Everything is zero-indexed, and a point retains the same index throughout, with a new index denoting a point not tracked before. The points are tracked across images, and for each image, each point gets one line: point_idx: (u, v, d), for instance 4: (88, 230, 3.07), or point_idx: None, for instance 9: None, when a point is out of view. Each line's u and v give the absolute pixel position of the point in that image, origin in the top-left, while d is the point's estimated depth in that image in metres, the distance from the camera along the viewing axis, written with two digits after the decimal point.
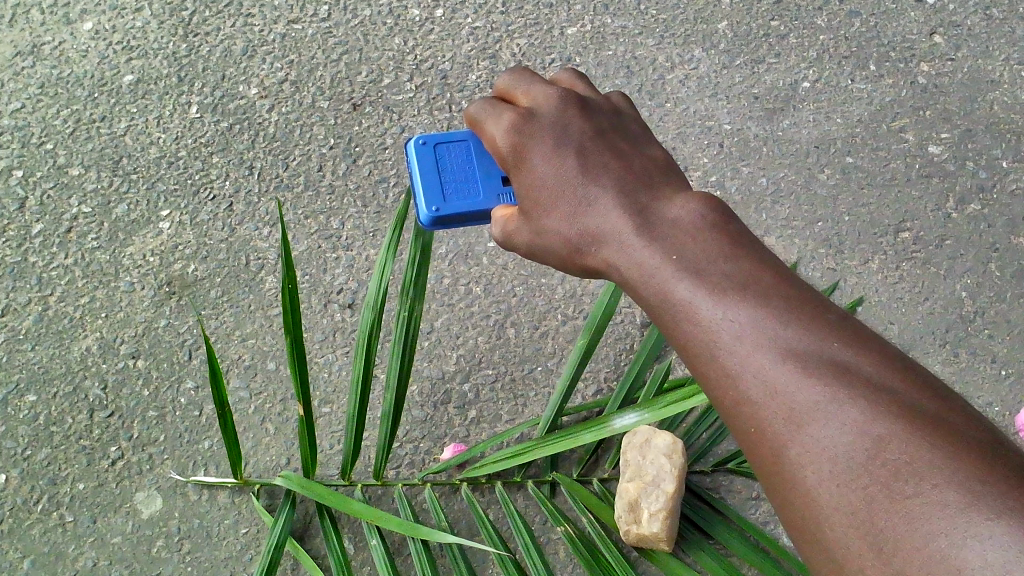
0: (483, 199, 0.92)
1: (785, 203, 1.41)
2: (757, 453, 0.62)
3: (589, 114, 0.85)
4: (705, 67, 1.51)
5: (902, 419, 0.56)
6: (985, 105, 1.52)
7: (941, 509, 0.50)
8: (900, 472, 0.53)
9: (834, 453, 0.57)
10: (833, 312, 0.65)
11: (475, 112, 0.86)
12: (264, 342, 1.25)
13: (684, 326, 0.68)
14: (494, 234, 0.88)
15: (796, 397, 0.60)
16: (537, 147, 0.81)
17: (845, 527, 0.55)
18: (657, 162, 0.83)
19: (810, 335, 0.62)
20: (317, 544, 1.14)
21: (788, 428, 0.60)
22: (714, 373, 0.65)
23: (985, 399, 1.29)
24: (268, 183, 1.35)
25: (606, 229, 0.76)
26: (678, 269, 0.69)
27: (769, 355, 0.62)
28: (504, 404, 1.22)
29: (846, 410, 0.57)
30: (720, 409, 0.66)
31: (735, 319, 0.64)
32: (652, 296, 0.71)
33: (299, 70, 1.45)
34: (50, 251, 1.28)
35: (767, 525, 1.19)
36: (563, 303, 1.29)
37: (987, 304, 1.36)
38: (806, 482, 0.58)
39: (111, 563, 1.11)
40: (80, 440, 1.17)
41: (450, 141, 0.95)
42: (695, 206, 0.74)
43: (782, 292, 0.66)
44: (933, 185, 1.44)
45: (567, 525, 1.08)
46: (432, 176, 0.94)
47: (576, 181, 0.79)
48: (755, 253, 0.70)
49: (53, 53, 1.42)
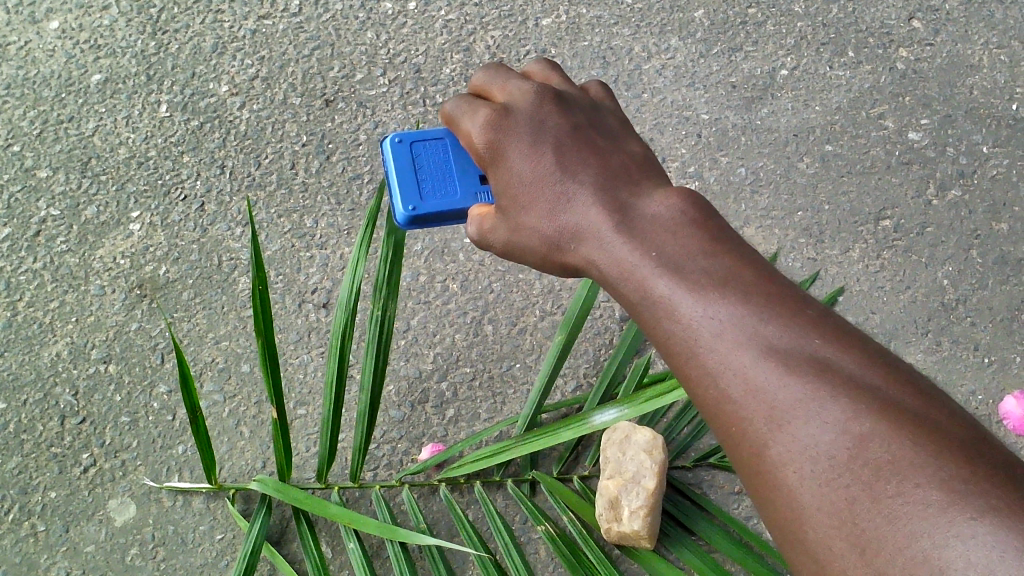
0: (460, 198, 0.90)
1: (764, 192, 1.39)
2: (738, 453, 0.60)
3: (566, 109, 0.83)
4: (682, 57, 1.49)
5: (885, 417, 0.54)
6: (965, 90, 1.50)
7: (923, 508, 0.49)
8: (883, 471, 0.52)
9: (816, 452, 0.55)
10: (816, 308, 0.64)
11: (451, 110, 0.84)
12: (238, 344, 1.23)
13: (664, 323, 0.66)
14: (470, 233, 0.86)
15: (777, 395, 0.58)
16: (514, 142, 0.79)
17: (826, 527, 0.53)
18: (636, 158, 0.81)
19: (792, 332, 0.60)
20: (295, 549, 1.13)
21: (769, 427, 0.58)
22: (695, 371, 0.63)
23: (968, 387, 1.28)
24: (240, 182, 1.33)
25: (584, 225, 0.74)
26: (658, 265, 0.68)
27: (750, 352, 0.60)
28: (483, 403, 1.20)
29: (827, 408, 0.56)
30: (700, 408, 0.64)
31: (715, 315, 0.63)
32: (632, 293, 0.69)
33: (270, 66, 1.42)
34: (18, 256, 1.26)
35: (749, 519, 1.18)
36: (541, 299, 1.28)
37: (969, 292, 1.34)
38: (787, 482, 0.56)
39: (84, 572, 1.09)
40: (51, 448, 1.15)
41: (426, 139, 0.93)
42: (675, 202, 0.73)
43: (763, 288, 0.64)
44: (913, 171, 1.43)
45: (547, 524, 1.06)
46: (408, 174, 0.92)
47: (553, 176, 0.77)
48: (736, 248, 0.68)
49: (18, 53, 1.39)
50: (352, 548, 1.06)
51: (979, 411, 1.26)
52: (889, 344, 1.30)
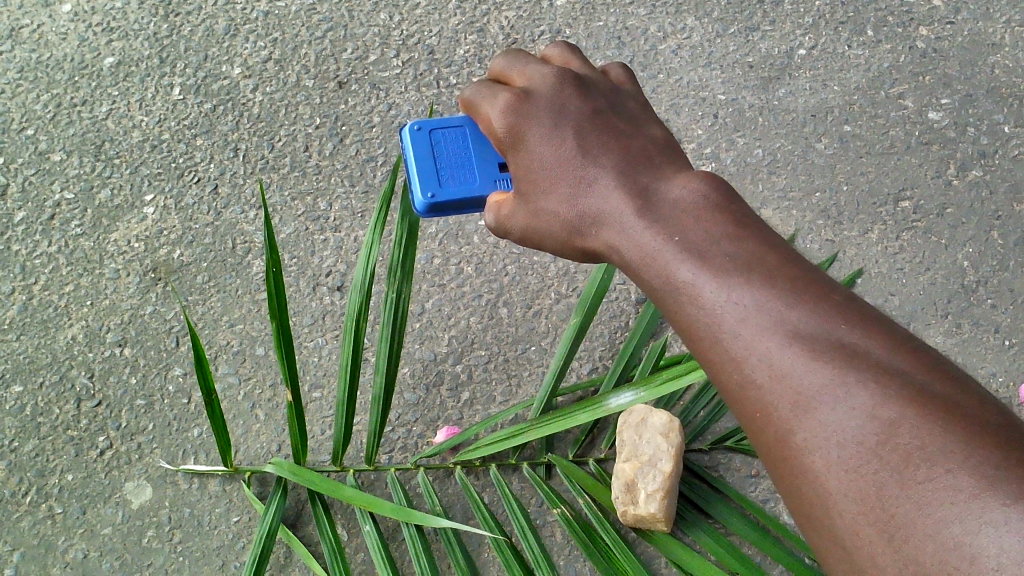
0: (479, 184, 0.89)
1: (782, 173, 1.37)
2: (763, 439, 0.60)
3: (586, 93, 0.82)
4: (698, 37, 1.47)
5: (914, 402, 0.53)
6: (986, 69, 1.48)
7: (953, 494, 0.48)
8: (911, 457, 0.51)
9: (843, 437, 0.54)
10: (842, 293, 0.63)
11: (471, 96, 0.83)
12: (253, 327, 1.23)
13: (687, 309, 0.65)
14: (487, 220, 0.85)
15: (802, 380, 0.57)
16: (534, 126, 0.78)
17: (854, 513, 0.52)
18: (657, 142, 0.80)
19: (818, 317, 0.59)
20: (310, 531, 1.13)
21: (794, 412, 0.57)
22: (719, 357, 0.63)
23: (989, 370, 1.26)
24: (253, 165, 1.33)
25: (605, 210, 0.73)
26: (681, 250, 0.67)
27: (775, 338, 0.59)
28: (498, 385, 1.20)
29: (854, 393, 0.55)
30: (725, 394, 0.63)
31: (740, 301, 0.62)
32: (655, 278, 0.68)
33: (283, 48, 1.42)
34: (33, 239, 1.26)
35: (767, 503, 1.16)
36: (556, 282, 1.27)
37: (990, 274, 1.33)
38: (813, 468, 0.55)
39: (102, 555, 1.09)
40: (67, 431, 1.15)
41: (446, 127, 0.92)
42: (697, 184, 0.72)
43: (788, 272, 0.63)
44: (933, 152, 1.41)
45: (564, 507, 1.06)
46: (427, 161, 0.91)
47: (575, 161, 0.76)
48: (760, 233, 0.67)
49: (31, 36, 1.39)
50: (367, 531, 1.06)
51: (1001, 393, 1.24)
52: (909, 326, 1.28)
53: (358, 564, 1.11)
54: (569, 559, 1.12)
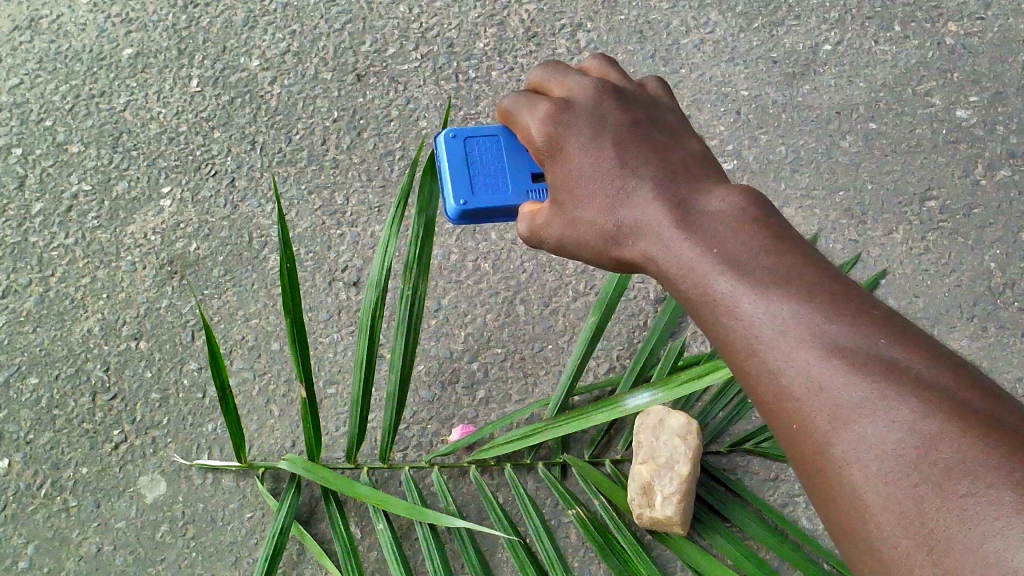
0: (512, 195, 0.90)
1: (805, 171, 1.35)
2: (800, 452, 0.59)
3: (625, 106, 0.82)
4: (721, 31, 1.45)
5: (957, 417, 0.52)
6: (1016, 67, 1.46)
7: (995, 509, 0.47)
8: (953, 472, 0.50)
9: (883, 451, 0.53)
10: (882, 306, 0.61)
11: (509, 107, 0.85)
12: (268, 322, 1.22)
13: (724, 319, 0.64)
14: (521, 230, 0.85)
15: (841, 393, 0.56)
16: (574, 136, 0.79)
17: (893, 526, 0.52)
18: (695, 155, 0.79)
19: (858, 329, 0.58)
20: (323, 529, 1.12)
21: (833, 424, 0.56)
22: (755, 369, 0.62)
23: (1014, 375, 1.24)
24: (270, 158, 1.32)
25: (642, 219, 0.73)
26: (717, 260, 0.66)
27: (813, 349, 0.58)
28: (514, 384, 1.18)
29: (894, 407, 0.54)
30: (761, 406, 0.62)
31: (778, 312, 0.61)
32: (691, 288, 0.68)
33: (302, 40, 1.41)
34: (51, 231, 1.25)
35: (785, 507, 1.14)
36: (574, 280, 1.25)
37: (1017, 277, 1.30)
38: (852, 482, 0.55)
39: (115, 549, 1.09)
40: (82, 424, 1.15)
41: (481, 135, 0.91)
42: (734, 194, 0.71)
43: (827, 284, 0.62)
44: (961, 150, 1.38)
45: (578, 509, 1.05)
46: (461, 170, 0.91)
47: (612, 169, 0.76)
48: (799, 246, 0.66)
49: (51, 27, 1.39)
50: (381, 529, 1.06)
51: None
52: (933, 329, 1.26)
53: (371, 562, 1.10)
54: (583, 561, 1.10)
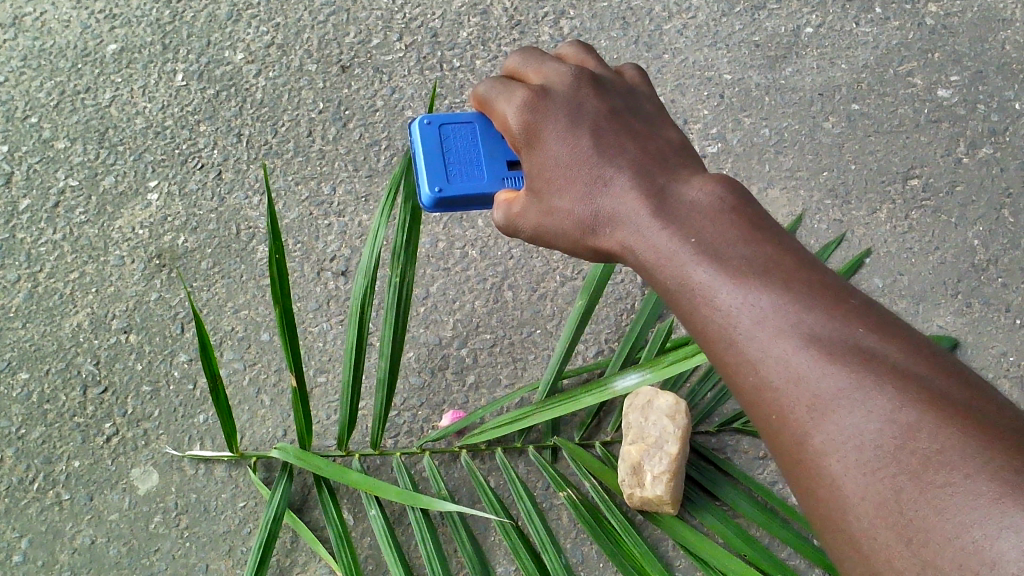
0: (487, 184, 0.90)
1: (789, 153, 1.36)
2: (778, 442, 0.59)
3: (603, 92, 0.83)
4: (703, 16, 1.46)
5: (932, 407, 0.53)
6: (996, 45, 1.46)
7: (974, 499, 0.48)
8: (930, 462, 0.51)
9: (861, 441, 0.54)
10: (859, 297, 0.62)
11: (484, 91, 0.84)
12: (258, 313, 1.23)
13: (701, 310, 0.65)
14: (496, 219, 0.86)
15: (819, 384, 0.57)
16: (551, 124, 0.79)
17: (871, 517, 0.52)
18: (673, 144, 0.80)
19: (835, 321, 0.59)
20: (316, 516, 1.12)
21: (810, 415, 0.57)
22: (733, 359, 0.62)
23: (999, 349, 1.25)
24: (257, 151, 1.32)
25: (620, 209, 0.74)
26: (697, 251, 0.67)
27: (792, 341, 0.59)
28: (504, 369, 1.19)
29: (872, 397, 0.55)
30: (739, 396, 0.63)
31: (756, 303, 0.62)
32: (670, 280, 0.68)
33: (285, 32, 1.41)
34: (38, 227, 1.26)
35: (775, 485, 1.15)
36: (561, 265, 1.26)
37: (1000, 253, 1.31)
38: (829, 471, 0.55)
39: (109, 540, 1.09)
40: (73, 418, 1.15)
41: (456, 122, 0.92)
42: (713, 186, 0.72)
43: (804, 276, 0.63)
44: (943, 129, 1.39)
45: (570, 491, 1.06)
46: (436, 156, 0.91)
47: (590, 159, 0.77)
48: (776, 237, 0.67)
49: (34, 24, 1.39)
50: (374, 515, 1.06)
51: (1012, 373, 1.23)
52: (917, 307, 1.27)
53: (365, 548, 1.11)
54: (576, 543, 1.11)
